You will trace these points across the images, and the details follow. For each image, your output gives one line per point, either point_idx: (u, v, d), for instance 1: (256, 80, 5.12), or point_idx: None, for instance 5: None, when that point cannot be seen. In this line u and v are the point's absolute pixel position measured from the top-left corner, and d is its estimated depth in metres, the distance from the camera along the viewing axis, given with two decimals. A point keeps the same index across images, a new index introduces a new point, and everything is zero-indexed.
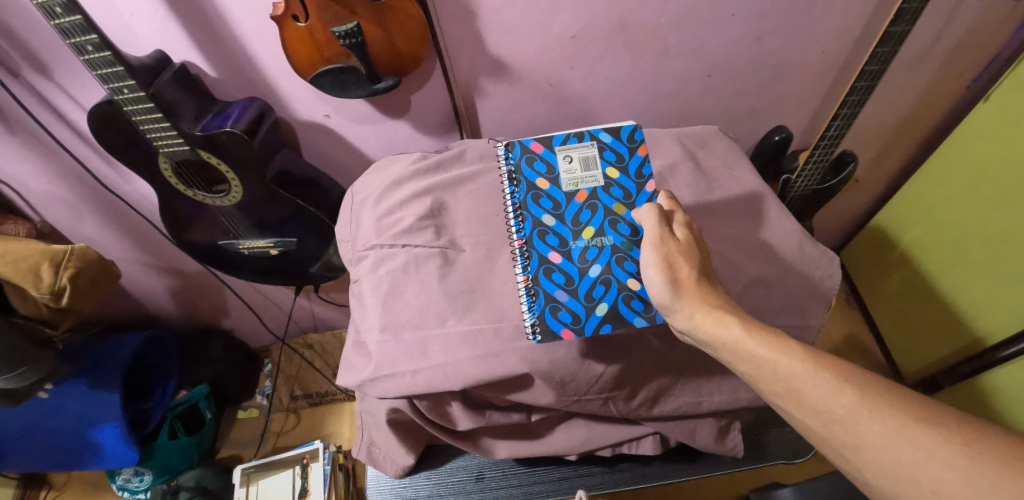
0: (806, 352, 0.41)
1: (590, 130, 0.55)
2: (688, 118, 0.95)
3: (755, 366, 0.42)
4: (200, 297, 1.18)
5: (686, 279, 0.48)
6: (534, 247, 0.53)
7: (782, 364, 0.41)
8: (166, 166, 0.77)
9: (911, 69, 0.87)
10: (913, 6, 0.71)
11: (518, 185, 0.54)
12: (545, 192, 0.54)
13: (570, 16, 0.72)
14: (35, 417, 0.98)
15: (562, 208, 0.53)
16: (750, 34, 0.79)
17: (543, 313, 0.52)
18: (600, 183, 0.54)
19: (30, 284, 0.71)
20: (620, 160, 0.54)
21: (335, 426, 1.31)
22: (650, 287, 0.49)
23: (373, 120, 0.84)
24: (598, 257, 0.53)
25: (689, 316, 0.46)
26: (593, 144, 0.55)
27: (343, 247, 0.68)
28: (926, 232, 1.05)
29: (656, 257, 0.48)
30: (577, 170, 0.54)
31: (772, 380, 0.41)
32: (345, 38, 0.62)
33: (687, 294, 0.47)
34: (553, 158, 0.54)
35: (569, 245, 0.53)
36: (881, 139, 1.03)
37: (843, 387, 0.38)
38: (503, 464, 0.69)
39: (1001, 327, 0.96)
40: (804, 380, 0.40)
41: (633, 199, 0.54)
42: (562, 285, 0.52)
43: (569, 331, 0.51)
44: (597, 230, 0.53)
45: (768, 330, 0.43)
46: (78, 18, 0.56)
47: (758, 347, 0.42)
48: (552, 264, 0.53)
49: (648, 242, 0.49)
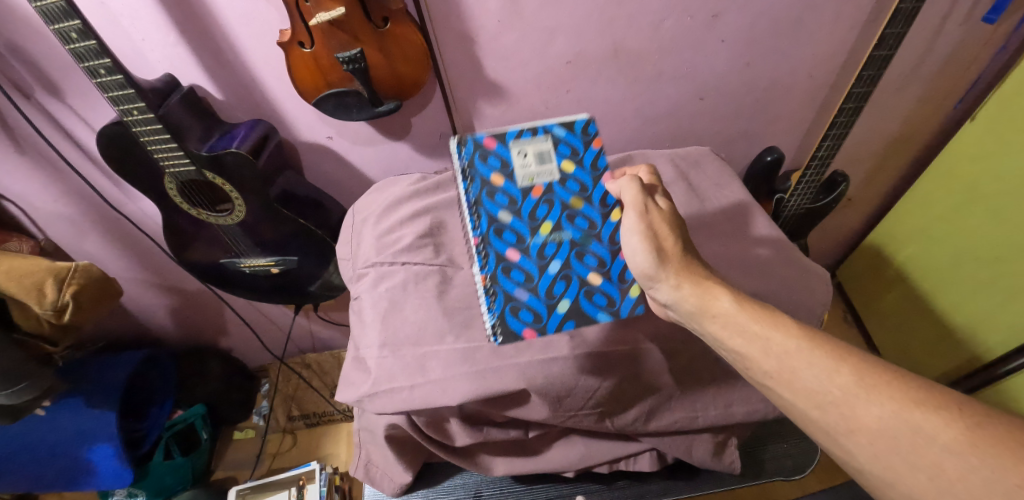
0: (800, 330, 0.42)
1: (544, 124, 0.56)
2: (683, 140, 0.97)
3: (746, 341, 0.43)
4: (199, 315, 1.18)
5: (671, 250, 0.50)
6: (491, 243, 0.53)
7: (774, 341, 0.42)
8: (171, 187, 0.78)
9: (896, 91, 0.90)
10: (896, 32, 0.74)
11: (472, 180, 0.54)
12: (502, 189, 0.54)
13: (565, 42, 0.75)
14: (28, 436, 0.96)
15: (517, 204, 0.54)
16: (739, 59, 0.82)
17: (502, 313, 0.52)
18: (555, 177, 0.55)
19: (33, 300, 0.71)
20: (575, 153, 0.56)
21: (331, 447, 1.29)
22: (634, 256, 0.50)
23: (375, 142, 0.86)
24: (557, 251, 0.54)
25: (675, 287, 0.48)
26: (547, 138, 0.55)
27: (344, 264, 0.70)
28: (920, 249, 1.07)
29: (640, 225, 0.51)
30: (532, 165, 0.55)
31: (764, 357, 0.42)
32: (349, 64, 0.64)
33: (671, 264, 0.49)
34: (506, 153, 0.55)
35: (527, 242, 0.54)
36: (870, 159, 1.06)
37: (839, 368, 0.39)
38: (500, 482, 0.69)
39: (998, 342, 0.95)
40: (797, 358, 0.41)
41: (590, 192, 0.55)
42: (521, 282, 0.53)
43: (530, 330, 0.52)
44: (555, 223, 0.54)
45: (758, 304, 0.45)
46: (92, 43, 0.58)
47: (748, 319, 0.44)
48: (511, 261, 0.53)
49: (632, 210, 0.52)
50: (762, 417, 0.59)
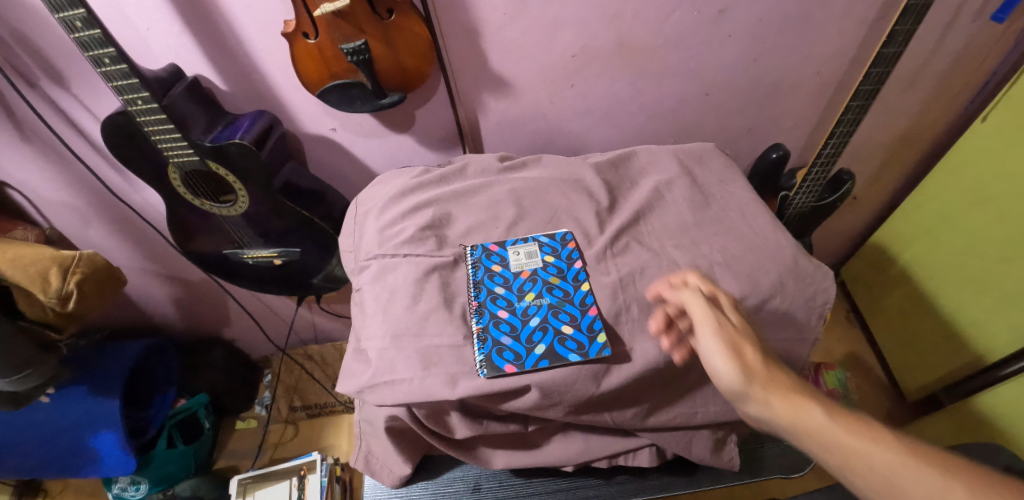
0: (904, 443, 0.36)
1: (533, 234, 0.64)
2: (689, 136, 0.96)
3: (847, 461, 0.37)
4: (202, 305, 1.19)
5: (754, 363, 0.43)
6: (485, 306, 0.57)
7: (876, 457, 0.36)
8: (174, 177, 0.78)
9: (905, 89, 0.89)
10: (905, 28, 0.73)
11: (474, 248, 0.62)
12: (498, 272, 0.60)
13: (570, 35, 0.75)
14: (32, 424, 0.97)
15: (510, 281, 0.59)
16: (746, 55, 0.81)
17: (488, 353, 0.53)
18: (539, 264, 0.60)
19: (37, 288, 0.72)
20: (555, 250, 0.62)
21: (332, 438, 1.30)
22: (717, 377, 0.44)
23: (378, 134, 0.86)
24: (537, 312, 0.57)
25: (765, 405, 0.41)
26: (535, 243, 0.63)
27: (345, 257, 0.70)
28: (926, 249, 1.06)
29: (720, 343, 0.44)
30: (522, 257, 0.61)
31: (866, 477, 0.36)
32: (353, 55, 0.64)
33: (757, 378, 0.42)
34: (505, 253, 0.62)
35: (515, 305, 0.57)
36: (877, 158, 1.05)
37: (949, 486, 0.32)
38: (499, 475, 0.69)
39: (1002, 346, 0.94)
40: (903, 476, 0.34)
41: (566, 273, 0.59)
42: (506, 331, 0.55)
43: (512, 367, 0.52)
44: (537, 294, 0.58)
45: (856, 417, 0.38)
46: (97, 32, 0.58)
47: (847, 437, 0.37)
48: (500, 317, 0.56)
49: (706, 325, 0.46)
50: None
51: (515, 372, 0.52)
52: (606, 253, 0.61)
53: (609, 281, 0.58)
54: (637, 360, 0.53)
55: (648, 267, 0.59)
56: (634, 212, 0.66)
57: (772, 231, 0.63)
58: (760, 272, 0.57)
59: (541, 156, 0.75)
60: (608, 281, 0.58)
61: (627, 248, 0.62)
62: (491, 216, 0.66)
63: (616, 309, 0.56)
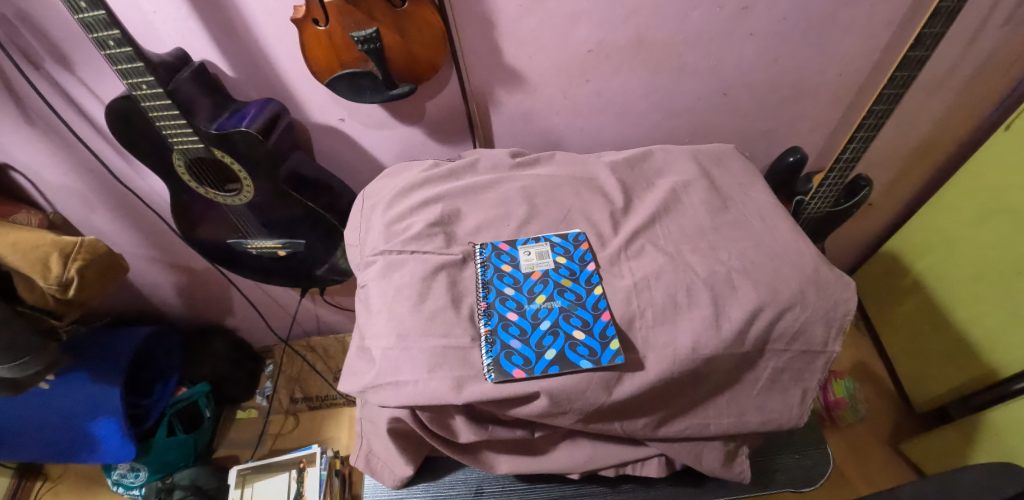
0: None
1: (545, 234, 0.62)
2: (705, 136, 0.93)
3: None
4: (204, 293, 1.18)
5: None
6: (494, 307, 0.55)
7: None
8: (179, 163, 0.76)
9: (929, 95, 0.86)
10: (934, 31, 0.70)
11: (485, 246, 0.60)
12: (508, 271, 0.58)
13: (587, 29, 0.72)
14: (30, 409, 0.96)
15: (520, 282, 0.57)
16: (768, 54, 0.79)
17: (496, 357, 0.51)
18: (550, 265, 0.58)
19: (38, 274, 0.70)
20: (568, 251, 0.60)
21: (333, 431, 1.29)
22: None
23: (386, 125, 0.84)
24: (548, 315, 0.54)
25: None
26: (547, 243, 0.61)
27: (351, 251, 0.67)
28: (942, 259, 1.04)
29: None
30: (533, 257, 0.59)
31: None
32: (363, 44, 0.61)
33: None
34: (515, 252, 0.60)
35: (525, 306, 0.55)
36: (897, 163, 1.02)
37: None
38: (503, 480, 0.68)
39: (1016, 362, 0.91)
40: None
41: (578, 275, 0.57)
42: (516, 335, 0.53)
43: (520, 372, 0.50)
44: (548, 296, 0.56)
45: None
46: (101, 13, 0.55)
47: None
48: (509, 319, 0.54)
49: None
50: (774, 428, 0.56)
51: (523, 377, 0.50)
52: (620, 256, 0.60)
53: (623, 285, 0.56)
54: (650, 369, 0.51)
55: (663, 272, 0.57)
56: (649, 214, 0.64)
57: (792, 238, 0.60)
58: (780, 280, 0.55)
59: (554, 153, 0.73)
60: (622, 285, 0.56)
61: (641, 251, 0.60)
62: (502, 213, 0.64)
63: (630, 315, 0.54)
